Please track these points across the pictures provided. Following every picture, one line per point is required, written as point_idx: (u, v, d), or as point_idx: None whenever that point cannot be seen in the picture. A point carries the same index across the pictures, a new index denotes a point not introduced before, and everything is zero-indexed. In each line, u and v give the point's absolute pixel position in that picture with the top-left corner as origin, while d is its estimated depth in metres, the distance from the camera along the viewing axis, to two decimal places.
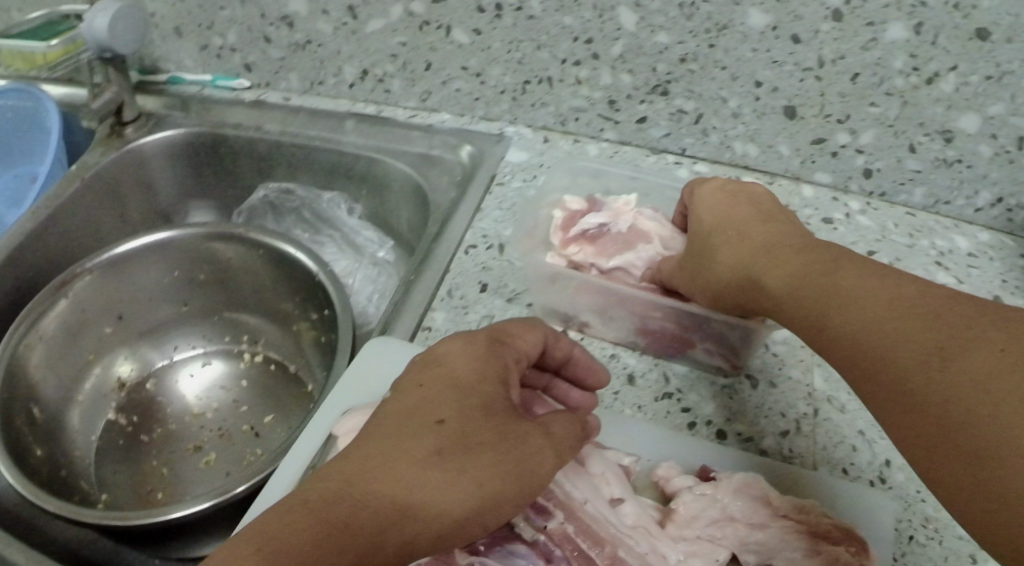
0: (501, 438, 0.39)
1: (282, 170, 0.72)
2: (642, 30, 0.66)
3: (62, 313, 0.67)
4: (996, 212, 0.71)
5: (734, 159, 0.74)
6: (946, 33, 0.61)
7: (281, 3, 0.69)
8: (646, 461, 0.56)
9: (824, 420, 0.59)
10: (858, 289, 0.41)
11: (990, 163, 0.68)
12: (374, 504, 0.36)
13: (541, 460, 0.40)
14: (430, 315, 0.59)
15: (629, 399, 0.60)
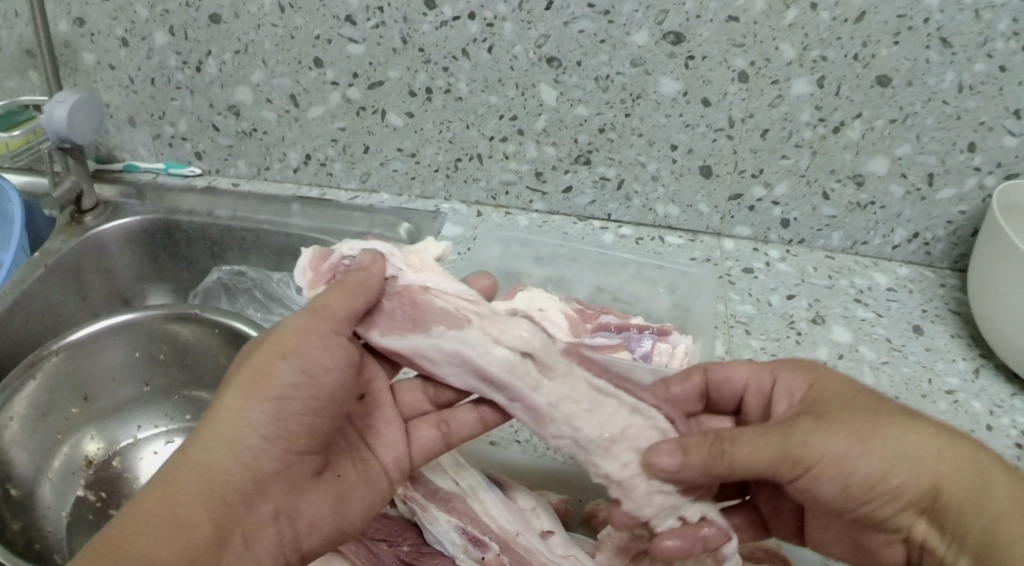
0: (266, 392, 0.44)
1: (232, 254, 0.76)
2: (563, 104, 0.72)
3: (31, 394, 0.70)
4: (914, 246, 0.78)
5: (658, 219, 0.78)
6: (849, 83, 0.68)
7: (227, 93, 0.75)
8: (577, 501, 0.62)
9: None
10: (1013, 508, 0.41)
11: (903, 201, 0.74)
12: (178, 509, 0.40)
13: (315, 394, 0.45)
14: None
15: (559, 448, 0.64)
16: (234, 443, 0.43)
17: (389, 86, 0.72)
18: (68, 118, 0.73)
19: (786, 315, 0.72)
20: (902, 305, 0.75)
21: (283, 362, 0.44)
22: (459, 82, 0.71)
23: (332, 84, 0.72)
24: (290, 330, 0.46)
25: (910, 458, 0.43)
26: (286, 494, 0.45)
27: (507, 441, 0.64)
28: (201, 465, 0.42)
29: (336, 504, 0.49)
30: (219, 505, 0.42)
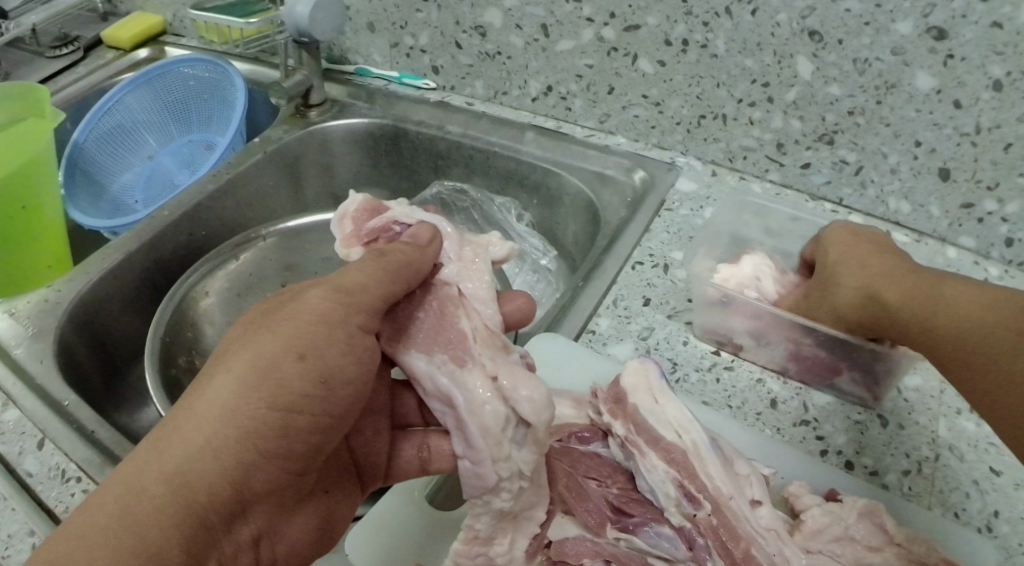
0: (246, 385, 0.45)
1: (458, 170, 0.79)
2: (817, 80, 0.70)
3: (231, 272, 0.79)
4: None
5: (889, 214, 0.76)
6: None
7: (476, 13, 0.75)
8: (780, 477, 0.59)
9: (944, 466, 0.60)
10: (924, 309, 0.54)
11: None
12: (138, 513, 0.42)
13: (275, 394, 0.45)
14: (594, 320, 0.65)
15: (769, 421, 0.62)
16: (219, 449, 0.44)
17: (646, 32, 0.71)
18: (310, 15, 0.75)
19: None
20: None
21: (295, 364, 0.46)
22: (718, 39, 0.70)
23: (587, 20, 0.72)
24: (306, 318, 0.47)
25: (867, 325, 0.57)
26: (265, 511, 0.48)
27: (719, 403, 0.62)
28: (173, 458, 0.43)
29: (321, 517, 0.53)
30: (177, 494, 0.43)
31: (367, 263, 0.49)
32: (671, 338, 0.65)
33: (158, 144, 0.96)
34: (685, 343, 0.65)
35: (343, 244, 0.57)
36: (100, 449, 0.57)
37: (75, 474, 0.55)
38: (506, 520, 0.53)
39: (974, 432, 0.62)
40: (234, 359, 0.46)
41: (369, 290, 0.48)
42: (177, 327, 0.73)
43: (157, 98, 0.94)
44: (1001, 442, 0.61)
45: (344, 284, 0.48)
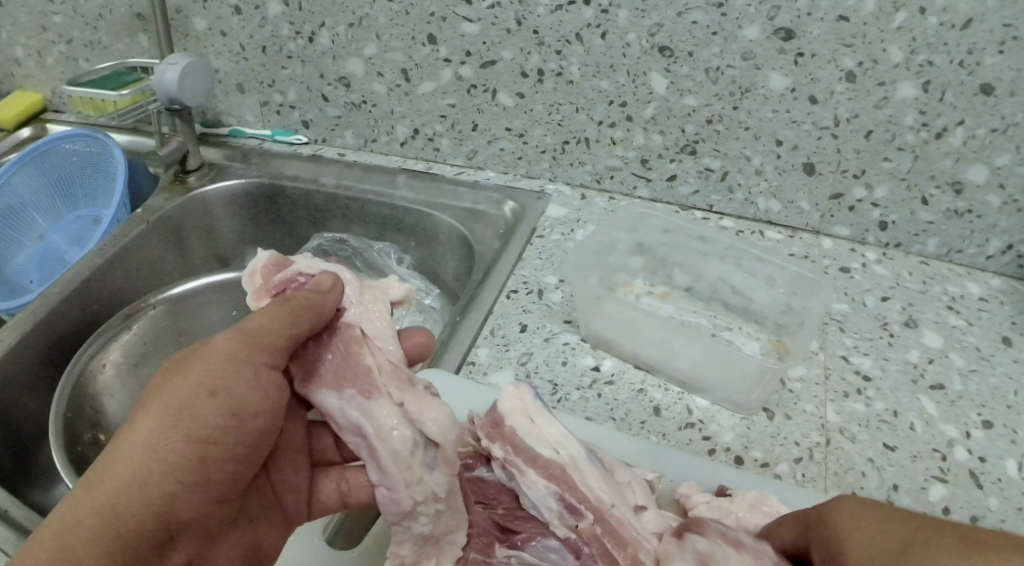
0: (162, 421, 0.45)
1: (336, 221, 0.80)
2: (672, 94, 0.72)
3: (126, 343, 0.77)
4: (1008, 258, 0.75)
5: (759, 214, 0.79)
6: (953, 90, 0.66)
7: (338, 65, 0.77)
8: (670, 481, 0.59)
9: (836, 449, 0.61)
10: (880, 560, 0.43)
11: (1000, 212, 0.72)
12: (71, 546, 0.42)
13: (190, 430, 0.46)
14: (472, 352, 0.65)
15: (655, 428, 0.62)
16: (142, 482, 0.44)
17: (502, 66, 0.73)
18: (179, 81, 0.75)
19: (879, 316, 0.72)
20: (994, 317, 0.73)
21: (207, 400, 0.46)
22: (571, 66, 0.72)
23: (444, 60, 0.74)
24: (213, 358, 0.47)
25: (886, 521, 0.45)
26: (198, 545, 0.48)
27: (603, 417, 0.62)
28: (100, 493, 0.44)
29: (253, 548, 0.52)
30: (103, 533, 0.43)
31: (271, 307, 0.49)
32: (549, 361, 0.65)
33: (47, 222, 0.94)
34: (563, 364, 0.65)
35: (253, 299, 0.54)
36: (20, 531, 0.56)
37: (1, 556, 0.55)
38: (430, 544, 0.53)
39: (864, 412, 0.64)
40: (152, 402, 0.46)
41: (274, 330, 0.48)
42: (78, 404, 0.71)
43: (42, 174, 0.93)
44: (892, 418, 0.64)
45: (247, 325, 0.48)
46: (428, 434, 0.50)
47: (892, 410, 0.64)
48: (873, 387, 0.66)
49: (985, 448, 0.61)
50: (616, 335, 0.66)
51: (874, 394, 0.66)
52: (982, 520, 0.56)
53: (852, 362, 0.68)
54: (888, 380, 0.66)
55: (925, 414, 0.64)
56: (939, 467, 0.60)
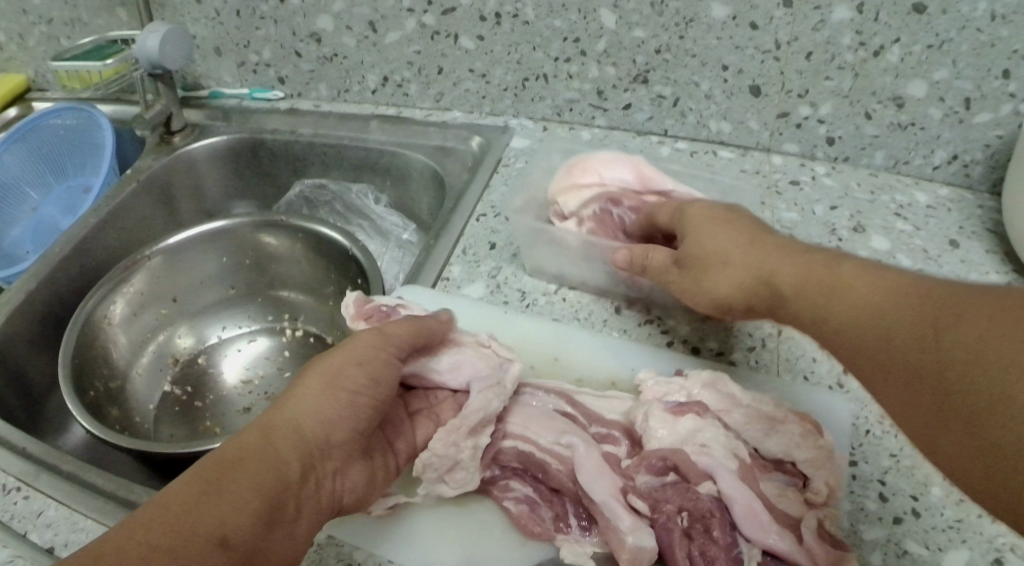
0: (323, 379, 0.52)
1: (315, 168, 0.85)
2: (621, 28, 0.77)
3: (127, 294, 0.79)
4: (955, 167, 0.82)
5: (711, 136, 0.85)
6: (887, 10, 0.72)
7: (309, 22, 0.81)
8: (630, 370, 0.65)
9: (789, 339, 0.67)
10: (849, 319, 0.46)
11: (942, 124, 0.78)
12: (244, 461, 0.47)
13: (349, 382, 0.52)
14: (448, 268, 0.73)
15: (616, 325, 0.69)
16: (302, 426, 0.50)
17: (461, 12, 0.77)
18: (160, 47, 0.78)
19: (827, 223, 0.79)
20: (941, 222, 0.81)
21: (358, 368, 0.53)
22: (526, 8, 0.76)
23: (408, 10, 0.78)
24: (355, 345, 0.55)
25: (766, 257, 0.52)
26: (333, 485, 0.51)
27: (568, 317, 0.70)
28: (263, 433, 0.49)
29: (370, 486, 0.54)
30: (268, 456, 0.48)
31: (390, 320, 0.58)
32: (517, 273, 0.73)
33: (40, 196, 0.98)
34: (530, 274, 0.73)
35: (353, 321, 0.62)
36: (33, 461, 0.62)
37: (15, 483, 0.61)
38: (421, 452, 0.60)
39: None
40: (310, 372, 0.54)
41: (397, 334, 0.57)
42: (84, 351, 0.74)
43: (33, 153, 0.97)
44: None
45: (381, 328, 0.57)
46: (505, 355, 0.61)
47: None
48: None
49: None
50: (576, 275, 0.71)
51: None
52: None
53: None
54: None
55: None
56: None
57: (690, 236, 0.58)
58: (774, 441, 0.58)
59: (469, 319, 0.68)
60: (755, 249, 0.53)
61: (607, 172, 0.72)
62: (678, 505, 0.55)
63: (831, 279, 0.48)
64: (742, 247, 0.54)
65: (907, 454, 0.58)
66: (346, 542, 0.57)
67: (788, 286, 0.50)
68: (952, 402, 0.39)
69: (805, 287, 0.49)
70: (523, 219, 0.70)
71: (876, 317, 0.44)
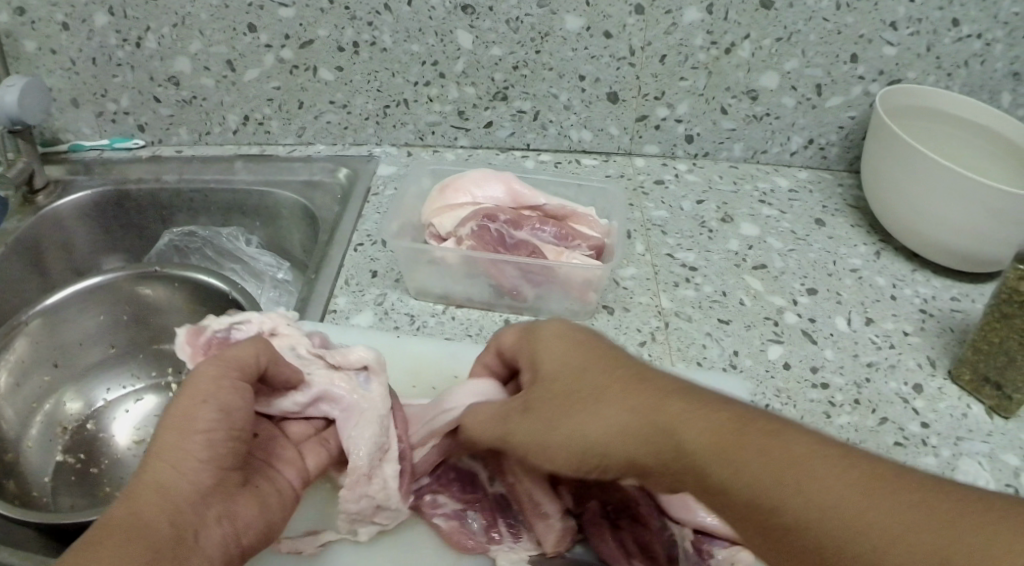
0: (173, 433, 0.46)
1: (182, 215, 0.86)
2: (478, 47, 0.78)
3: (10, 364, 0.75)
4: (812, 151, 0.88)
5: (573, 144, 0.87)
6: (735, 8, 0.76)
7: (167, 65, 0.80)
8: None
9: (676, 329, 0.69)
10: (726, 462, 0.41)
11: (796, 111, 0.85)
12: (101, 562, 0.40)
13: (201, 426, 0.46)
14: (332, 301, 0.70)
15: None
16: (162, 498, 0.44)
17: (319, 44, 0.78)
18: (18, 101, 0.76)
19: (696, 216, 0.82)
20: (805, 203, 0.86)
21: (206, 409, 0.46)
22: (383, 35, 0.77)
23: (266, 46, 0.78)
24: (197, 379, 0.47)
25: (665, 400, 0.44)
26: (219, 539, 0.46)
27: (460, 334, 0.69)
28: (119, 522, 0.43)
29: (264, 518, 0.50)
30: (129, 544, 0.41)
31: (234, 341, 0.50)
32: (403, 297, 0.72)
33: None
34: (416, 296, 0.71)
35: (190, 363, 0.55)
36: None
37: None
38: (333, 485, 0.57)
39: (694, 296, 0.73)
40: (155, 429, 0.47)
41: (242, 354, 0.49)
42: None
43: None
44: (722, 297, 0.73)
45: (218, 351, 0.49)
46: (352, 363, 0.55)
47: (721, 291, 0.73)
48: (700, 275, 0.75)
49: (813, 311, 0.72)
50: (456, 288, 0.70)
51: (702, 280, 0.75)
52: (820, 369, 0.67)
53: (678, 258, 0.77)
54: (713, 267, 0.76)
55: (751, 290, 0.74)
56: (772, 331, 0.70)
57: (541, 361, 0.50)
58: None
59: (356, 348, 0.65)
60: (624, 375, 0.46)
61: (479, 194, 0.73)
62: (601, 500, 0.56)
63: (711, 440, 0.41)
64: (615, 389, 0.45)
65: (808, 421, 0.62)
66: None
67: (695, 439, 0.42)
68: (805, 552, 0.38)
69: (671, 458, 0.43)
70: (396, 240, 0.69)
71: (760, 481, 0.40)
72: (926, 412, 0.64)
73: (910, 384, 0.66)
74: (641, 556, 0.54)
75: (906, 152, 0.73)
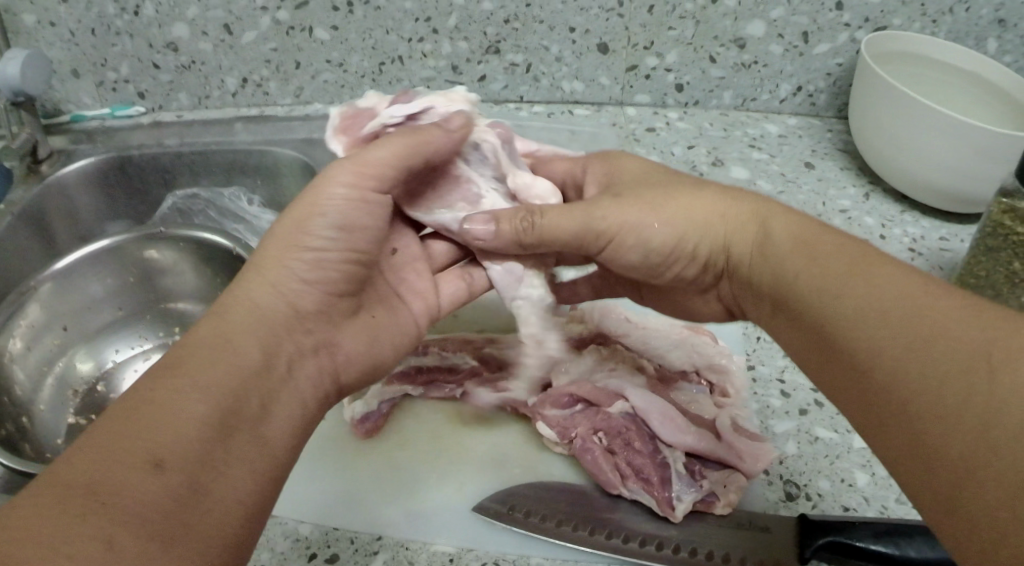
0: (285, 266, 0.51)
1: (184, 177, 0.88)
2: (470, 2, 0.79)
3: (20, 329, 0.78)
4: (800, 98, 0.92)
5: (565, 96, 0.90)
6: None
7: (164, 32, 0.82)
8: None
9: None
10: (874, 324, 0.41)
11: (784, 58, 0.87)
12: (192, 361, 0.45)
13: (303, 262, 0.51)
14: None
15: None
16: (252, 317, 0.49)
17: (314, 5, 0.79)
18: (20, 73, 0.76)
19: (688, 160, 0.86)
20: (794, 147, 0.90)
21: (318, 241, 0.52)
22: None
23: (261, 9, 0.79)
24: (316, 200, 0.53)
25: (860, 274, 0.44)
26: (303, 359, 0.51)
27: None
28: (219, 328, 0.47)
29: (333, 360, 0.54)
30: (217, 352, 0.46)
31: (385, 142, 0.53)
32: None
33: None
34: None
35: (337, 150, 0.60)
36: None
37: None
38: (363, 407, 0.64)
39: None
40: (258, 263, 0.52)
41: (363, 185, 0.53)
42: None
43: None
44: None
45: (356, 159, 0.53)
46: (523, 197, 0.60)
47: None
48: None
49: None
50: None
51: None
52: None
53: None
54: None
55: None
56: None
57: (770, 256, 0.50)
58: (675, 354, 0.67)
59: None
60: (848, 265, 0.45)
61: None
62: (592, 427, 0.60)
63: (834, 245, 0.47)
64: (841, 266, 0.45)
65: None
66: (291, 519, 0.56)
67: (866, 309, 0.42)
68: (873, 375, 0.40)
69: (821, 292, 0.45)
70: None
71: (886, 362, 0.39)
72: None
73: None
74: (635, 477, 0.57)
75: (896, 97, 0.77)
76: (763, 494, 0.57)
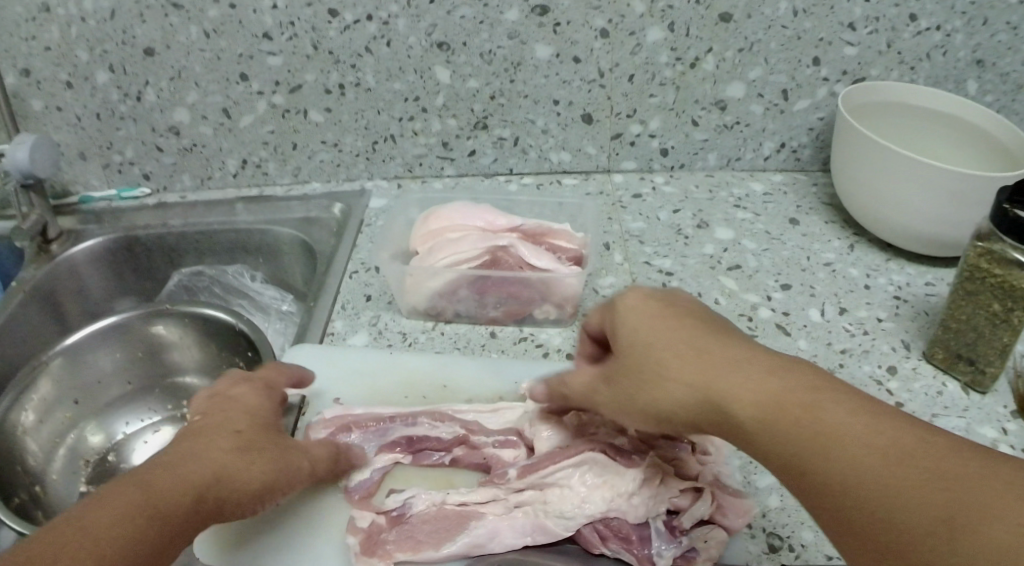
0: (245, 454, 0.52)
1: (190, 257, 0.92)
2: (457, 81, 0.83)
3: (32, 403, 0.81)
4: (785, 154, 0.94)
5: (553, 166, 0.92)
6: (695, 25, 0.82)
7: (167, 116, 0.85)
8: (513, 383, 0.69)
9: None
10: (869, 457, 0.41)
11: (763, 117, 0.90)
12: (149, 499, 0.46)
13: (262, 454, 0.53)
14: (331, 325, 0.76)
15: (494, 346, 0.73)
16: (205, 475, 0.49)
17: (307, 88, 0.83)
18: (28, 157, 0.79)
19: (673, 225, 0.88)
20: (779, 205, 0.92)
21: (274, 456, 0.53)
22: (367, 75, 0.82)
23: (258, 93, 0.84)
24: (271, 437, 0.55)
25: (830, 409, 0.43)
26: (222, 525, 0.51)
27: (449, 348, 0.73)
28: (159, 471, 0.48)
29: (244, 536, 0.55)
30: (159, 500, 0.46)
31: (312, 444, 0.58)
32: (396, 318, 0.77)
33: None
34: (408, 317, 0.77)
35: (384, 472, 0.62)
36: None
37: None
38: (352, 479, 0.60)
39: None
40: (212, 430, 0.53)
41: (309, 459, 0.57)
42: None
43: None
44: (698, 299, 0.78)
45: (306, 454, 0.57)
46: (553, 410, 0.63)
47: (697, 293, 0.79)
48: (677, 279, 0.81)
49: (786, 305, 0.78)
50: (441, 306, 0.75)
51: (678, 283, 0.80)
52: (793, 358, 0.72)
53: (654, 264, 0.83)
54: (688, 271, 0.82)
55: (725, 289, 0.80)
56: (747, 326, 0.75)
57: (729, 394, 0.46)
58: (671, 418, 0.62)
59: (353, 367, 0.70)
60: (808, 390, 0.45)
61: (460, 221, 0.78)
62: None
63: (803, 387, 0.45)
64: (822, 394, 0.44)
65: None
66: None
67: (857, 452, 0.41)
68: (877, 525, 0.40)
69: (805, 429, 0.43)
70: (387, 264, 0.75)
71: (887, 503, 0.40)
72: (900, 392, 0.69)
73: (885, 366, 0.72)
74: (615, 537, 0.55)
75: (887, 150, 0.78)
76: (745, 547, 0.57)
